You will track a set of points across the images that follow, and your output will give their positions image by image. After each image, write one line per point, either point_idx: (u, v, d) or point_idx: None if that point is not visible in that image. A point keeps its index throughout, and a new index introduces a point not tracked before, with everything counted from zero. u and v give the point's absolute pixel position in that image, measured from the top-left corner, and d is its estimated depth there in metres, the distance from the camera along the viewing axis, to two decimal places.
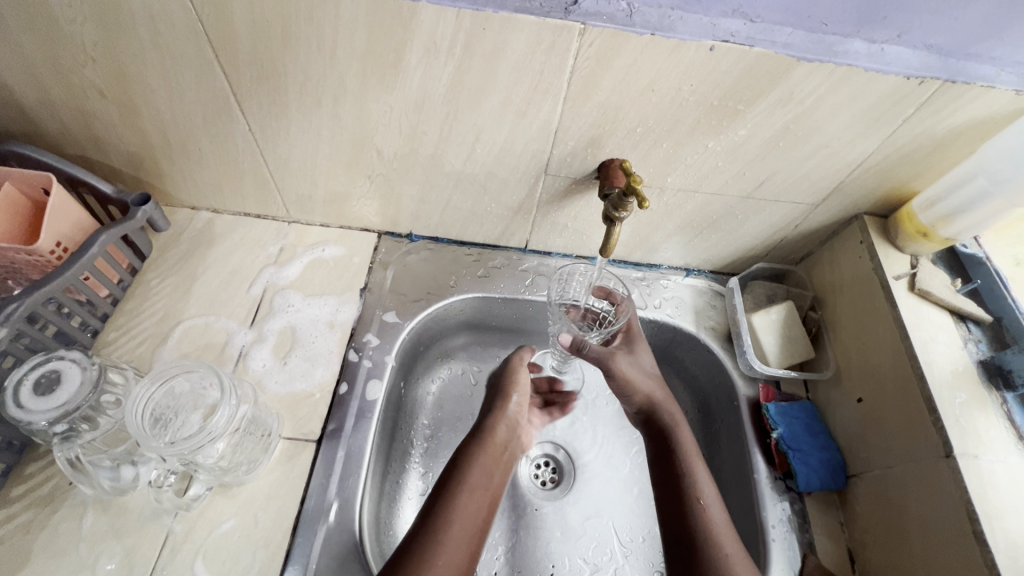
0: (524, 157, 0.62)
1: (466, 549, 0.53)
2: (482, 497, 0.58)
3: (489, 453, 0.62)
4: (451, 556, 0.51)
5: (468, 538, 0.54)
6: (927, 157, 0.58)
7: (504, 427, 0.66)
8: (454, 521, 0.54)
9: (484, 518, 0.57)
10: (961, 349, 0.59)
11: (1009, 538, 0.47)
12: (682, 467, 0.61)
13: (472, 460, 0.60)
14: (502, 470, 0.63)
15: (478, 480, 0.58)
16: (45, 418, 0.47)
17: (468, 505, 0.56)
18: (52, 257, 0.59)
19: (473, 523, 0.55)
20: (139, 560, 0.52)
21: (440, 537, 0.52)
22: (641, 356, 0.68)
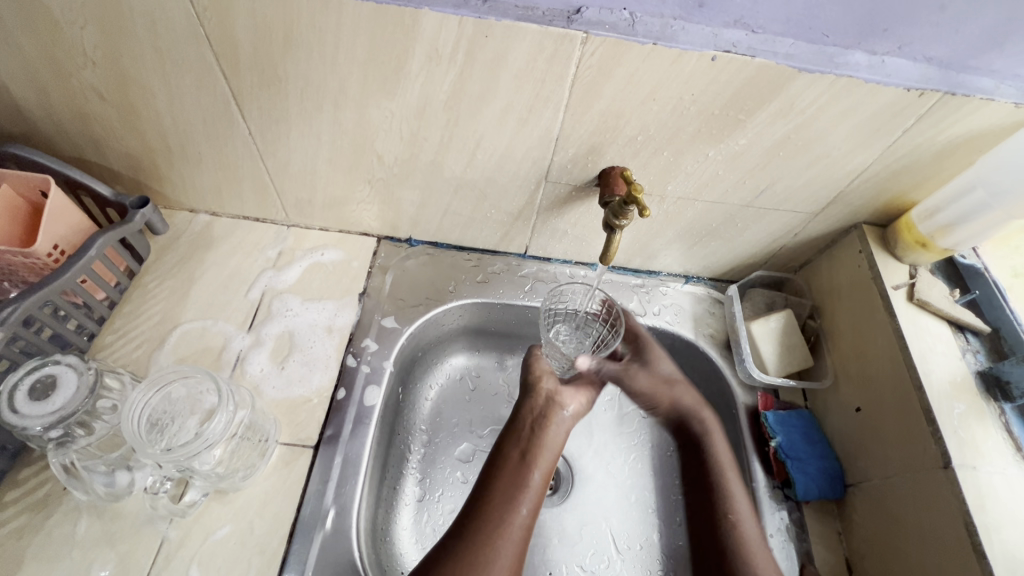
0: (524, 164, 0.62)
1: (527, 513, 0.56)
2: (520, 461, 0.60)
3: (519, 425, 0.63)
4: (513, 528, 0.55)
5: (524, 503, 0.57)
6: (926, 168, 0.59)
7: (536, 400, 0.65)
8: (502, 495, 0.57)
9: (539, 482, 0.59)
10: (960, 360, 0.59)
11: (1006, 550, 0.47)
12: (718, 481, 0.63)
13: (504, 437, 0.63)
14: (553, 435, 0.63)
15: (514, 449, 0.61)
16: (40, 424, 0.47)
17: (511, 473, 0.59)
18: (49, 259, 0.59)
19: (525, 489, 0.58)
20: (133, 567, 0.52)
21: (490, 515, 0.55)
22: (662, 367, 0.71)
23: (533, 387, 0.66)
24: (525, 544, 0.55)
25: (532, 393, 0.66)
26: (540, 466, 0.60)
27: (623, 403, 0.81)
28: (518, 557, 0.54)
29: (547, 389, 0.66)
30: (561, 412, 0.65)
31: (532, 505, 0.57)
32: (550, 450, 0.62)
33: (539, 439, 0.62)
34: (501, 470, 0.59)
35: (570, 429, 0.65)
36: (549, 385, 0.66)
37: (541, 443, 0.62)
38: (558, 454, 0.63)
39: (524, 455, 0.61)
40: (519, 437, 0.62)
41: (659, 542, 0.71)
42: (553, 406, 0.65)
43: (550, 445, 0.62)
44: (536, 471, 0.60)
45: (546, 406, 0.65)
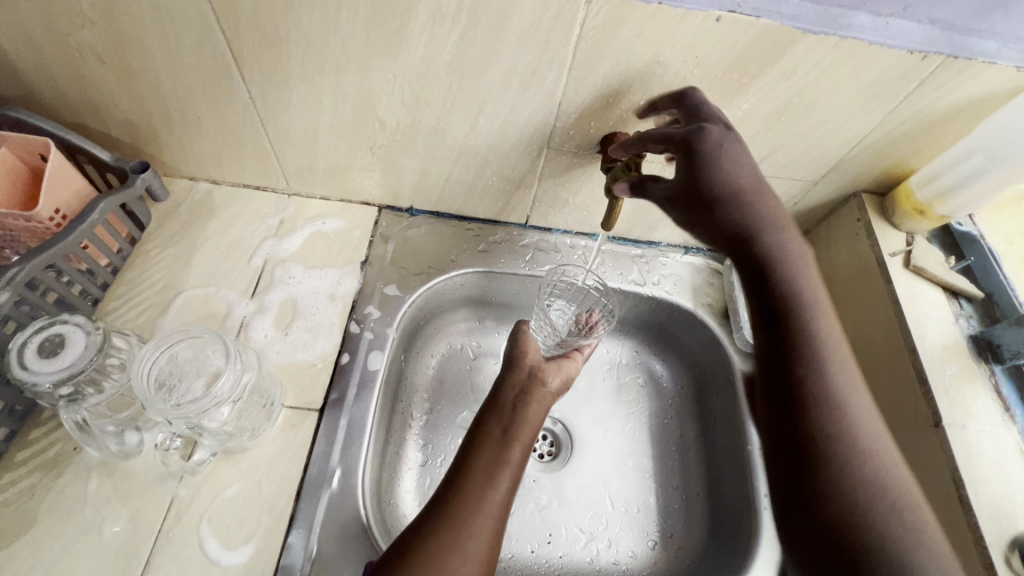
0: (526, 130, 0.62)
1: (504, 488, 0.52)
2: (500, 438, 0.56)
3: (501, 402, 0.61)
4: (491, 504, 0.50)
5: (504, 478, 0.53)
6: (926, 134, 0.59)
7: (519, 373, 0.64)
8: (481, 470, 0.53)
9: (519, 458, 0.55)
10: (953, 324, 0.60)
11: (992, 502, 0.49)
12: (817, 369, 0.48)
13: (485, 413, 0.60)
14: (531, 410, 0.60)
15: (495, 425, 0.58)
16: (50, 381, 0.47)
17: (491, 451, 0.55)
18: (50, 224, 0.59)
19: (503, 464, 0.54)
20: (144, 525, 0.53)
21: (469, 487, 0.51)
22: (732, 155, 0.48)
23: (517, 361, 0.65)
24: (504, 521, 0.51)
25: (515, 367, 0.65)
26: (520, 441, 0.57)
27: (622, 372, 0.83)
28: (497, 536, 0.49)
29: (531, 364, 0.65)
30: (543, 387, 0.63)
31: (510, 481, 0.53)
32: (529, 426, 0.59)
33: (520, 415, 0.59)
34: (481, 446, 0.55)
35: (550, 404, 0.63)
36: (532, 360, 0.66)
37: (522, 418, 0.59)
38: (538, 429, 0.60)
39: (505, 431, 0.57)
40: (501, 412, 0.60)
41: (655, 505, 0.73)
42: (535, 381, 0.63)
43: (529, 421, 0.59)
44: (516, 447, 0.56)
45: (529, 380, 0.63)
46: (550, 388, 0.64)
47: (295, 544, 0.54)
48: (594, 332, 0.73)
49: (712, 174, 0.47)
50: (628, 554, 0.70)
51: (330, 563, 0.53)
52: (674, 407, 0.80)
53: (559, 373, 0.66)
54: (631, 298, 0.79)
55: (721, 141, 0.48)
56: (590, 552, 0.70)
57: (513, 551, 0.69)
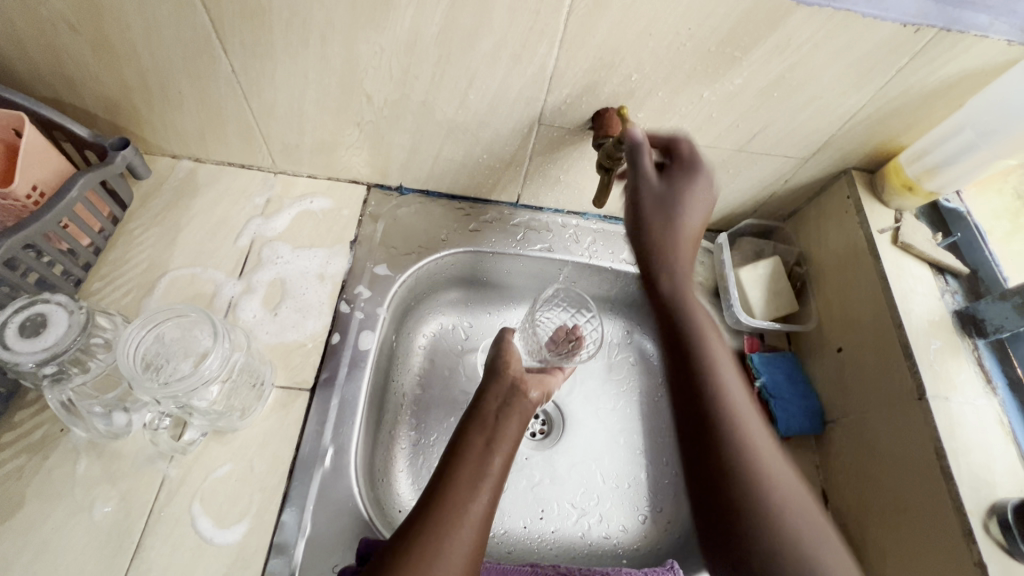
0: (517, 106, 0.61)
1: (486, 499, 0.51)
2: (484, 448, 0.56)
3: (484, 413, 0.60)
4: (471, 517, 0.49)
5: (485, 491, 0.52)
6: (917, 110, 0.59)
7: (501, 385, 0.64)
8: (464, 479, 0.52)
9: (500, 468, 0.55)
10: (939, 299, 0.60)
11: (972, 471, 0.50)
12: (704, 366, 0.51)
13: (468, 423, 0.59)
14: (512, 424, 0.60)
15: (479, 436, 0.57)
16: (33, 360, 0.45)
17: (474, 460, 0.54)
18: (28, 202, 0.57)
19: (485, 475, 0.53)
20: (136, 505, 0.53)
21: (451, 497, 0.50)
22: (700, 180, 0.55)
23: (500, 372, 0.65)
24: (486, 531, 0.50)
25: (497, 378, 0.65)
26: (502, 451, 0.56)
27: (612, 351, 0.83)
28: (479, 547, 0.48)
29: (512, 376, 0.65)
30: (525, 399, 0.63)
31: (492, 492, 0.52)
32: (510, 438, 0.58)
33: (501, 426, 0.59)
34: (465, 456, 0.54)
35: (531, 416, 0.63)
36: (515, 372, 0.66)
37: (503, 430, 0.59)
38: (519, 441, 0.59)
39: (489, 442, 0.57)
40: (484, 424, 0.59)
41: (646, 480, 0.75)
42: (516, 393, 0.63)
43: (511, 433, 0.59)
44: (498, 457, 0.55)
45: (511, 392, 0.63)
46: (531, 406, 0.63)
47: (289, 522, 0.54)
48: (575, 355, 0.74)
49: (682, 186, 0.55)
50: (619, 528, 0.71)
51: (325, 540, 0.54)
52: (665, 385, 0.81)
53: (541, 386, 0.67)
54: (622, 277, 0.79)
55: (702, 166, 0.55)
56: (582, 527, 0.71)
57: (505, 527, 0.70)
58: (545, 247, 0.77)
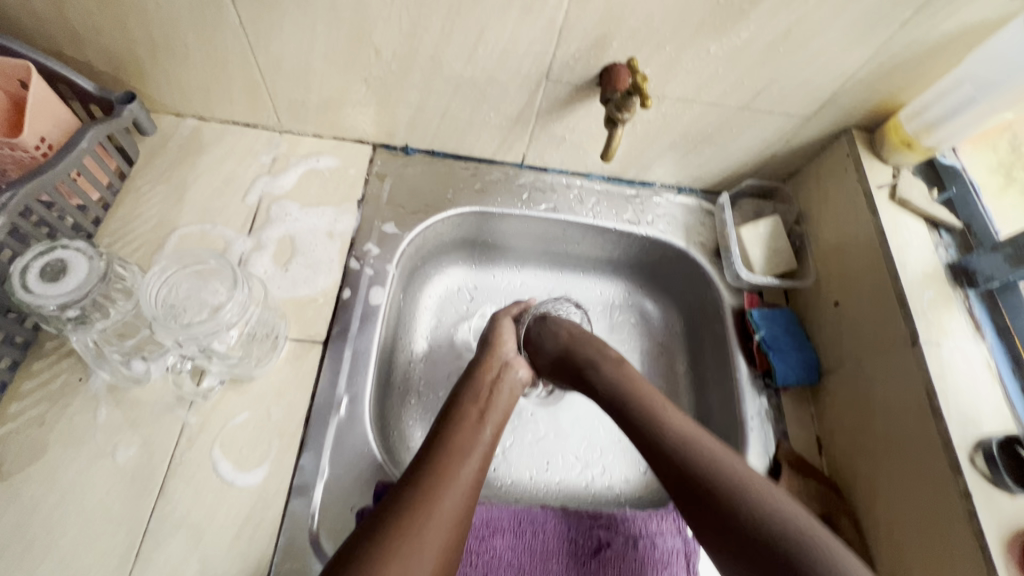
0: (526, 60, 0.61)
1: (475, 468, 0.53)
2: (476, 420, 0.58)
3: (478, 385, 0.63)
4: (460, 483, 0.51)
5: (475, 457, 0.54)
6: (918, 66, 0.60)
7: (494, 358, 0.67)
8: (455, 449, 0.54)
9: (490, 438, 0.57)
10: (933, 252, 0.63)
11: (960, 411, 0.53)
12: (633, 397, 0.60)
13: (461, 394, 0.62)
14: (503, 397, 0.63)
15: (472, 407, 0.60)
16: (56, 303, 0.46)
17: (466, 430, 0.56)
18: (36, 153, 0.57)
19: (477, 444, 0.55)
20: (157, 450, 0.54)
21: (442, 460, 0.52)
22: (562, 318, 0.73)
23: (495, 346, 0.68)
24: (474, 497, 0.51)
25: (490, 352, 0.68)
26: (491, 423, 0.59)
27: (614, 312, 0.85)
28: (466, 510, 0.50)
29: (505, 353, 0.68)
30: (515, 375, 0.66)
31: (481, 461, 0.54)
32: (500, 410, 0.61)
33: (494, 399, 0.62)
34: (458, 426, 0.57)
35: (520, 391, 0.66)
36: (508, 352, 0.68)
37: (496, 403, 0.62)
38: (508, 413, 0.62)
39: (482, 413, 0.59)
40: (478, 396, 0.62)
41: None
42: (508, 369, 0.66)
43: (500, 407, 0.62)
44: (489, 428, 0.58)
45: (503, 366, 0.66)
46: (519, 383, 0.66)
47: (307, 466, 0.56)
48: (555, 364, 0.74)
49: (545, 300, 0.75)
50: (622, 479, 0.74)
51: (342, 484, 0.56)
52: (666, 344, 0.83)
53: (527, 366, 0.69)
54: (626, 237, 0.80)
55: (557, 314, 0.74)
56: (586, 477, 0.74)
57: (512, 478, 0.72)
58: (549, 207, 0.78)
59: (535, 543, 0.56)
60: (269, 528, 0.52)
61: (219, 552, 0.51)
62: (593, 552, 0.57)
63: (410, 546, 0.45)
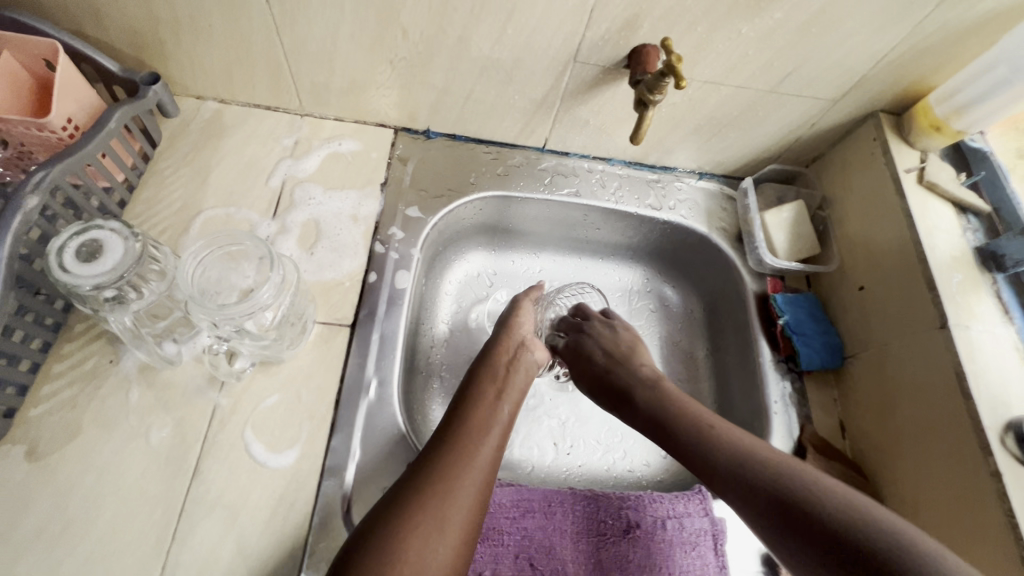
0: (555, 41, 0.61)
1: (492, 446, 0.53)
2: (493, 399, 0.58)
3: (495, 364, 0.63)
4: (480, 461, 0.51)
5: (493, 436, 0.54)
6: (950, 49, 0.60)
7: (511, 339, 0.66)
8: (474, 427, 0.54)
9: (507, 417, 0.57)
10: (960, 237, 0.63)
11: (990, 392, 0.53)
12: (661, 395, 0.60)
13: (480, 372, 0.62)
14: (519, 376, 0.63)
15: (489, 387, 0.60)
16: (93, 283, 0.46)
17: (483, 409, 0.56)
18: (63, 134, 0.56)
19: (495, 423, 0.55)
20: (189, 431, 0.54)
21: (460, 439, 0.52)
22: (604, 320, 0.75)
23: (511, 326, 0.68)
24: (493, 475, 0.51)
25: (508, 333, 0.67)
26: (509, 402, 0.59)
27: (634, 298, 0.85)
28: (487, 488, 0.50)
29: (522, 334, 0.68)
30: (530, 356, 0.66)
31: (499, 439, 0.54)
32: (517, 390, 0.61)
33: (510, 379, 0.62)
34: (475, 404, 0.57)
35: (535, 373, 0.66)
36: (524, 332, 0.68)
37: (513, 382, 0.61)
38: (524, 392, 0.62)
39: (499, 392, 0.59)
40: (495, 375, 0.62)
41: None
42: (524, 350, 0.66)
43: (517, 387, 0.62)
44: (506, 407, 0.58)
45: (519, 347, 0.66)
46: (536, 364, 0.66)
47: (338, 448, 0.56)
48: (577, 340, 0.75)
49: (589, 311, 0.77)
50: (643, 463, 0.75)
51: (374, 465, 0.56)
52: (685, 329, 0.83)
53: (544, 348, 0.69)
54: (648, 223, 0.80)
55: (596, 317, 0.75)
56: (608, 462, 0.74)
57: (535, 462, 0.72)
58: (571, 192, 0.78)
59: (564, 523, 0.57)
60: (303, 508, 0.53)
61: (254, 532, 0.51)
62: (623, 533, 0.57)
63: (431, 522, 0.45)
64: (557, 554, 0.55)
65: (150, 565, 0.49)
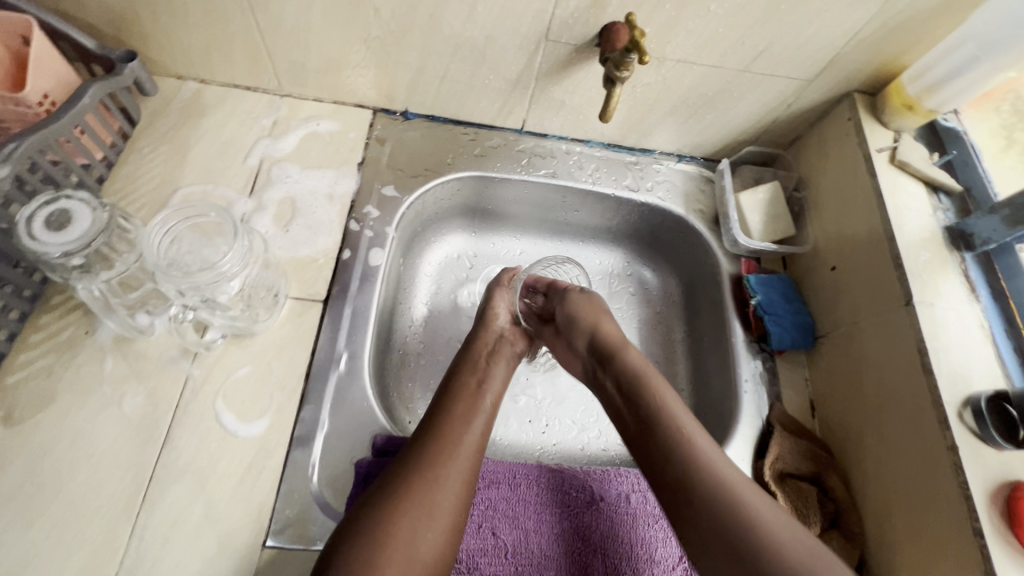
0: (525, 19, 0.61)
1: (477, 434, 0.54)
2: (475, 389, 0.59)
3: (476, 353, 0.64)
4: (465, 448, 0.52)
5: (478, 423, 0.55)
6: (921, 26, 0.59)
7: (489, 333, 0.67)
8: (458, 415, 0.55)
9: (491, 405, 0.58)
10: (931, 216, 0.63)
11: (951, 368, 0.53)
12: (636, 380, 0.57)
13: (461, 366, 0.62)
14: (501, 366, 0.63)
15: (471, 376, 0.60)
16: (61, 251, 0.47)
17: (466, 399, 0.57)
18: (40, 109, 0.57)
19: (478, 411, 0.56)
20: (161, 400, 0.56)
21: (444, 428, 0.53)
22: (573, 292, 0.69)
23: (489, 321, 0.68)
24: (479, 461, 0.52)
25: (485, 328, 0.67)
26: (492, 391, 0.59)
27: (614, 281, 0.85)
28: (473, 473, 0.51)
29: (501, 326, 0.68)
30: (512, 348, 0.66)
31: (483, 427, 0.55)
32: (500, 379, 0.62)
33: (490, 368, 0.62)
34: (458, 394, 0.57)
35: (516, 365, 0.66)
36: (502, 325, 0.68)
37: (496, 371, 0.62)
38: (506, 382, 0.63)
39: (481, 382, 0.60)
40: (476, 365, 0.62)
41: None
42: (504, 342, 0.66)
43: (499, 377, 0.62)
44: (489, 396, 0.59)
45: (499, 339, 0.67)
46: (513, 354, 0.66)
47: (308, 418, 0.57)
48: None
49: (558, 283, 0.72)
50: (617, 442, 0.75)
51: (343, 435, 0.57)
52: (663, 311, 0.83)
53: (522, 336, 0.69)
54: (625, 204, 0.80)
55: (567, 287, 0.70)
56: (582, 441, 0.75)
57: (510, 437, 0.74)
58: (548, 172, 0.78)
59: (528, 494, 0.58)
60: (271, 475, 0.54)
61: (222, 497, 0.52)
62: (587, 504, 0.58)
63: (417, 507, 0.46)
64: (520, 523, 0.56)
65: (120, 526, 0.50)
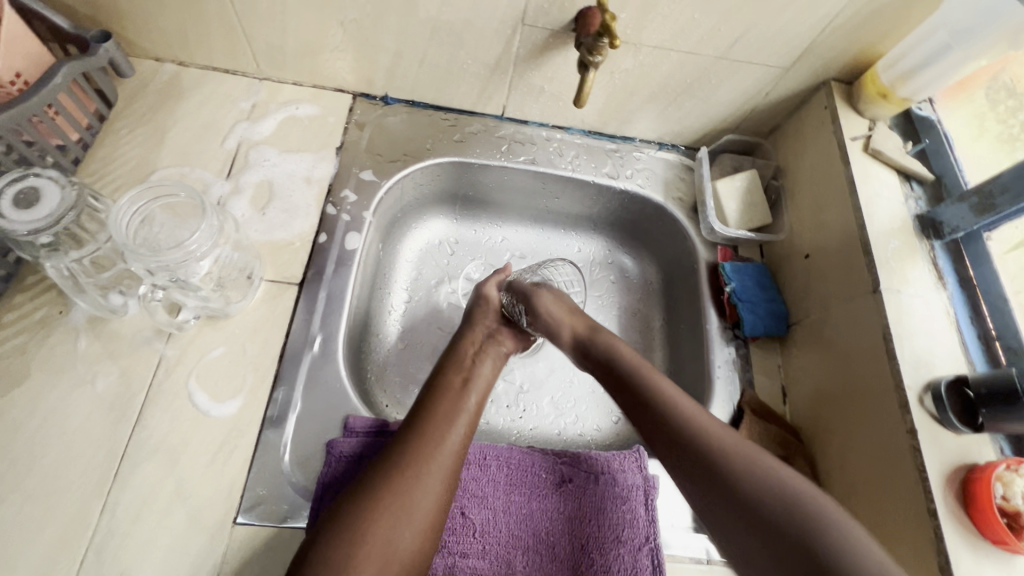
0: (501, 3, 0.61)
1: (460, 434, 0.54)
2: (459, 387, 0.59)
3: (461, 354, 0.64)
4: (447, 447, 0.52)
5: (461, 423, 0.55)
6: (896, 14, 0.59)
7: (477, 333, 0.67)
8: (442, 414, 0.55)
9: (476, 405, 0.58)
10: (902, 204, 0.63)
11: (914, 354, 0.54)
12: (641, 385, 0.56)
13: (444, 364, 0.63)
14: (486, 365, 0.64)
15: (456, 375, 0.61)
16: (29, 229, 0.47)
17: (450, 398, 0.57)
18: (12, 88, 0.57)
19: (462, 411, 0.56)
20: (134, 379, 0.56)
21: (427, 428, 0.53)
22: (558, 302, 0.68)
23: (476, 320, 0.68)
24: (461, 462, 0.53)
25: (473, 326, 0.68)
26: (477, 391, 0.59)
27: (594, 269, 0.86)
28: (454, 472, 0.51)
29: (488, 326, 0.68)
30: (499, 347, 0.68)
31: (467, 428, 0.55)
32: (485, 380, 0.62)
33: (475, 368, 0.63)
34: (442, 393, 0.57)
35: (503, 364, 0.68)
36: (489, 325, 0.68)
37: (482, 369, 0.63)
38: (493, 381, 0.64)
39: (466, 380, 0.60)
40: (460, 365, 0.62)
41: None
42: (492, 340, 0.67)
43: (484, 378, 0.62)
44: (474, 396, 0.59)
45: (487, 339, 0.67)
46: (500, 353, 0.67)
47: (281, 398, 0.58)
48: None
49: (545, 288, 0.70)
50: (593, 427, 0.76)
51: (315, 415, 0.58)
52: (642, 299, 0.84)
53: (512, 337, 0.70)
54: (605, 192, 0.80)
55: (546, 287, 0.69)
56: (558, 425, 0.76)
57: (487, 420, 0.74)
58: (528, 159, 0.78)
59: (498, 476, 0.59)
60: (242, 454, 0.55)
61: (194, 474, 0.53)
62: (555, 486, 0.59)
63: (395, 505, 0.47)
64: (488, 503, 0.57)
65: (91, 503, 0.51)
